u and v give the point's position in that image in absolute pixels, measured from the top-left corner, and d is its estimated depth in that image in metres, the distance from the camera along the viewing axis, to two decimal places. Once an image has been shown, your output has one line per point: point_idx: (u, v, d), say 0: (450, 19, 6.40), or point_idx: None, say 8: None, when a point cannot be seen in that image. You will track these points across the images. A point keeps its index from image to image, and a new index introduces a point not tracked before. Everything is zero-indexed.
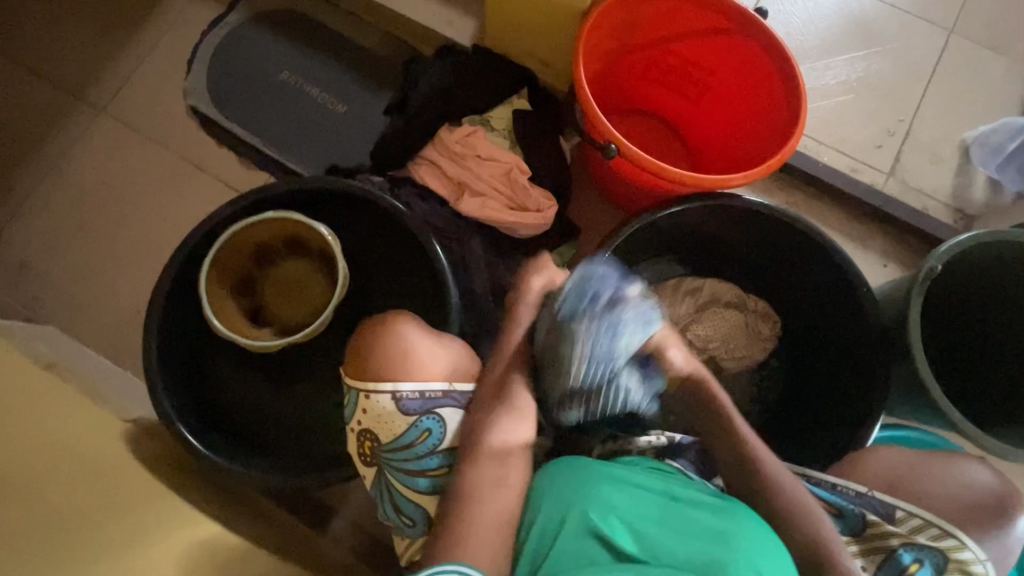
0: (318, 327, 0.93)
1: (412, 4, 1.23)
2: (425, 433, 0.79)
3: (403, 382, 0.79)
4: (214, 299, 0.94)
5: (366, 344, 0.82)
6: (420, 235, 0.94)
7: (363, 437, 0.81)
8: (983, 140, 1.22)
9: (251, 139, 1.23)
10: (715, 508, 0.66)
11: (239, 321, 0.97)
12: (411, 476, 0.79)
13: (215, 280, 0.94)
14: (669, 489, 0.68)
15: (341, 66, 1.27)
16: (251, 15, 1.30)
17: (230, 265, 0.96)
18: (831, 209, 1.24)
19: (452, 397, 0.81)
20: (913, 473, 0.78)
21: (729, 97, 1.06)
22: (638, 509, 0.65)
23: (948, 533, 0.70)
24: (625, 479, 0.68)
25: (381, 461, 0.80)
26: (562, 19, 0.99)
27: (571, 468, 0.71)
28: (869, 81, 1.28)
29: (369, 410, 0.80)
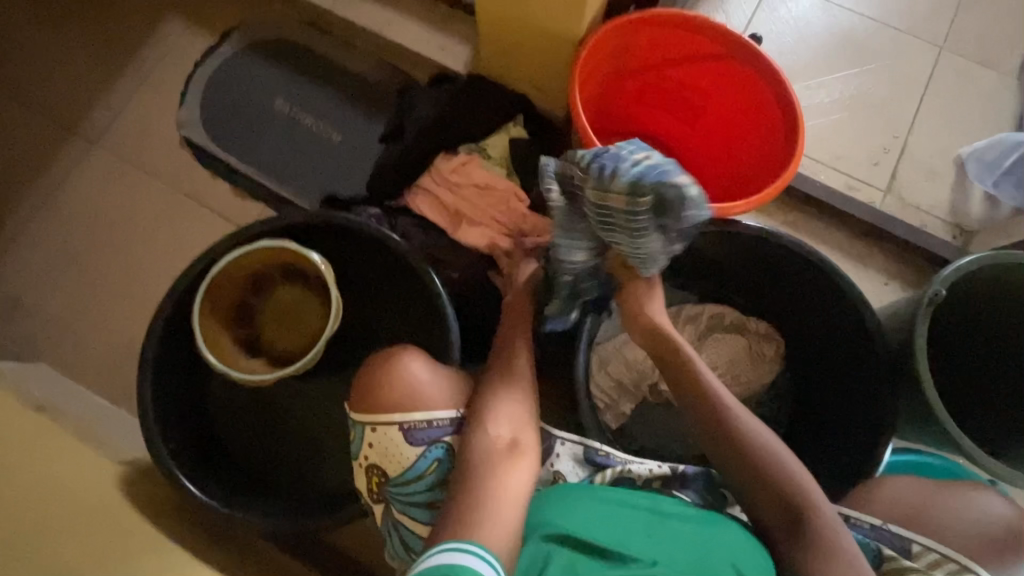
0: (310, 360, 0.90)
1: (405, 32, 1.24)
2: (433, 464, 0.76)
3: (410, 412, 0.78)
4: (207, 331, 0.92)
5: (372, 372, 0.80)
6: (417, 266, 0.93)
7: (370, 472, 0.79)
8: (979, 155, 1.21)
9: (245, 169, 1.22)
10: (701, 521, 0.69)
11: (233, 354, 0.95)
12: (419, 509, 0.77)
13: (209, 311, 0.92)
14: (652, 505, 0.71)
15: (335, 94, 1.27)
16: (244, 44, 1.30)
17: (226, 296, 0.94)
18: (830, 226, 1.24)
19: (459, 423, 0.78)
20: (927, 504, 0.76)
21: (725, 120, 1.06)
22: (627, 525, 0.67)
23: (967, 567, 0.69)
24: (611, 498, 0.70)
25: (388, 497, 0.78)
26: (557, 46, 0.99)
27: (555, 494, 0.72)
28: (862, 98, 1.28)
29: (375, 443, 0.78)
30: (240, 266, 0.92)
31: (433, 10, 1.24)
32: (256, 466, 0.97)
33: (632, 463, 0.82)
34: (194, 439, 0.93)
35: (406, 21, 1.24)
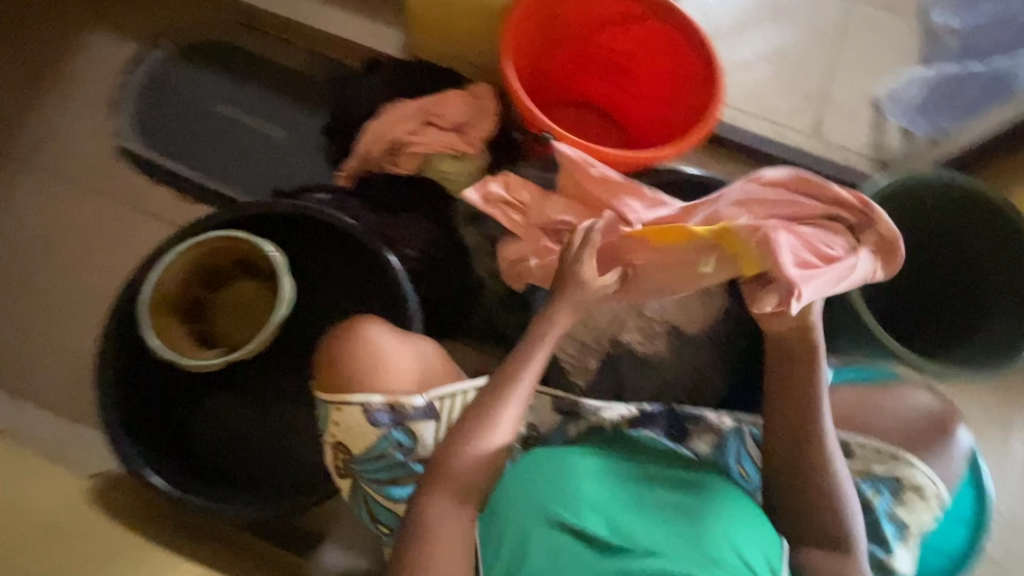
0: (265, 341, 0.92)
1: (337, 22, 1.24)
2: (395, 445, 0.80)
3: (372, 395, 0.79)
4: (160, 322, 0.92)
5: (336, 358, 0.82)
6: (373, 246, 0.95)
7: (336, 449, 0.81)
8: (891, 93, 1.30)
9: (187, 173, 1.21)
10: (683, 482, 0.73)
11: (185, 344, 0.94)
12: (382, 485, 0.81)
13: (155, 302, 0.91)
14: (639, 472, 0.74)
15: (273, 90, 1.27)
16: (173, 48, 1.28)
17: (172, 289, 0.93)
18: (764, 173, 1.31)
19: (423, 410, 0.80)
20: (863, 407, 0.84)
21: (654, 78, 1.10)
22: (614, 498, 0.71)
23: (899, 457, 0.78)
24: (599, 470, 0.73)
25: (354, 472, 0.81)
26: (486, 19, 1.01)
27: (543, 465, 0.72)
28: (783, 50, 1.36)
29: (341, 423, 0.80)
30: (186, 257, 0.92)
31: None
32: (230, 462, 0.98)
33: (602, 409, 0.85)
34: (163, 441, 0.93)
35: (337, 11, 1.24)
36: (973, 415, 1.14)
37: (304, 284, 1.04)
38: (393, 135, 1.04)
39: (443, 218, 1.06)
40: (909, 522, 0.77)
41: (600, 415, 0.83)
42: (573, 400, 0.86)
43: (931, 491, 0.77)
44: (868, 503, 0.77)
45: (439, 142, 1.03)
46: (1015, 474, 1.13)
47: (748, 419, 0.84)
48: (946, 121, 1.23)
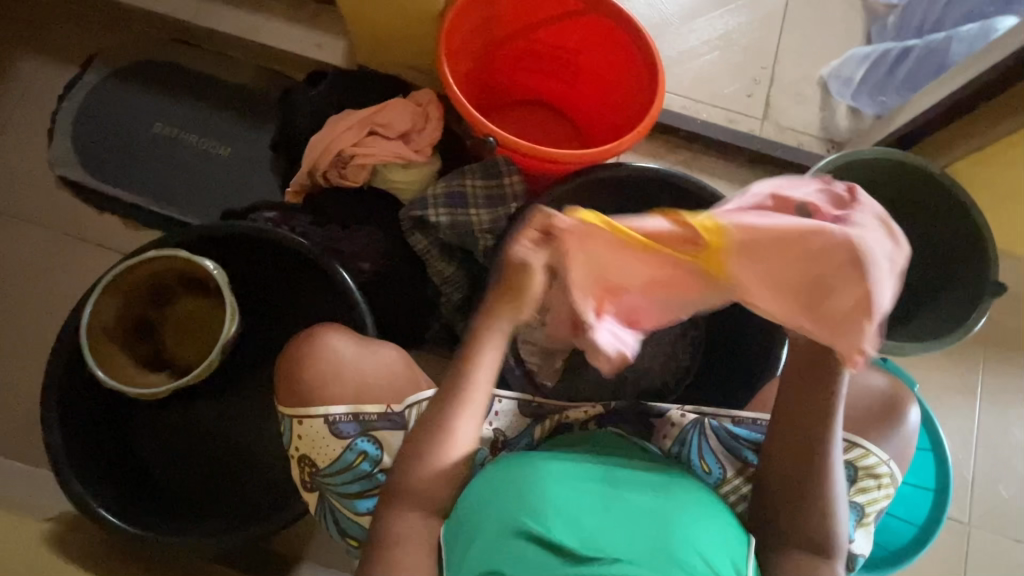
0: (208, 368, 0.90)
1: (275, 33, 1.21)
2: (362, 455, 0.78)
3: (334, 405, 0.78)
4: (100, 351, 0.90)
5: (292, 371, 0.80)
6: (323, 262, 0.93)
7: (302, 462, 0.79)
8: (836, 73, 1.31)
9: (131, 199, 1.17)
10: (656, 487, 0.67)
11: (131, 370, 0.93)
12: (349, 497, 0.78)
13: (96, 329, 0.90)
14: (606, 475, 0.68)
15: (215, 108, 1.23)
16: (107, 70, 1.24)
17: (113, 313, 0.91)
18: (718, 159, 1.31)
19: (390, 419, 0.78)
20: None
21: (599, 73, 1.09)
22: (579, 502, 0.64)
23: (854, 442, 0.78)
24: (562, 473, 0.67)
25: (322, 486, 0.79)
26: (422, 23, 0.99)
27: (505, 474, 0.67)
28: (729, 35, 1.36)
29: (304, 435, 0.79)
30: (127, 280, 0.90)
31: (300, 7, 1.22)
32: (193, 491, 0.95)
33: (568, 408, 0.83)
34: (118, 476, 0.91)
35: (275, 22, 1.21)
36: (932, 384, 1.17)
37: (258, 304, 1.02)
38: (338, 148, 1.01)
39: (394, 226, 1.04)
40: (867, 505, 0.78)
41: (565, 415, 0.82)
42: (537, 401, 0.85)
43: (886, 474, 0.78)
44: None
45: (388, 150, 1.01)
46: (975, 438, 1.16)
47: (709, 411, 0.81)
48: (887, 98, 1.26)
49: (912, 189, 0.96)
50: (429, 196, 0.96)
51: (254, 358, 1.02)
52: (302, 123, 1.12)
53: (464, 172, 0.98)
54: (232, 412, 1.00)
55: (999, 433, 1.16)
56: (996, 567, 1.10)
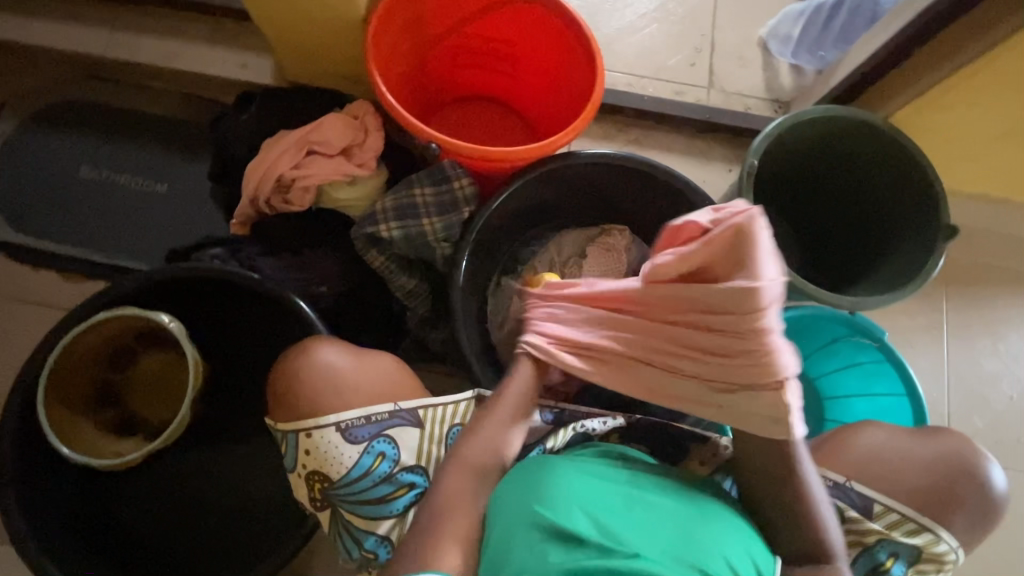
0: (181, 423, 0.86)
1: (196, 57, 1.14)
2: (380, 457, 0.74)
3: (344, 411, 0.75)
4: (61, 425, 0.85)
5: (292, 381, 0.77)
6: (280, 295, 0.88)
7: (312, 480, 0.75)
8: (774, 32, 1.30)
9: (66, 250, 1.11)
10: (677, 495, 0.67)
11: (100, 440, 0.89)
12: (367, 504, 0.74)
13: (57, 402, 0.85)
14: (634, 479, 0.68)
15: (144, 143, 1.17)
16: (21, 117, 1.17)
17: (74, 384, 0.87)
18: (669, 131, 1.30)
19: (401, 417, 0.76)
20: (901, 458, 0.82)
21: (538, 61, 1.06)
22: (604, 501, 0.64)
23: (925, 527, 0.78)
24: (587, 473, 0.66)
25: (334, 500, 0.75)
26: (347, 30, 0.95)
27: (530, 470, 0.67)
28: (665, 6, 1.34)
29: (313, 450, 0.74)
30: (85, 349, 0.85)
31: (219, 28, 1.16)
32: (179, 547, 0.92)
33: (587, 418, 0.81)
34: (91, 547, 0.86)
35: (194, 46, 1.15)
36: (900, 328, 1.20)
37: (219, 344, 0.98)
38: (281, 171, 0.96)
39: (349, 247, 1.01)
40: None
41: (586, 426, 0.80)
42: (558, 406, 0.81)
43: (949, 561, 0.79)
44: (884, 569, 0.78)
45: (336, 168, 0.97)
46: (946, 375, 1.19)
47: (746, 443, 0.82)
48: (825, 53, 1.26)
49: (912, 210, 0.95)
50: (378, 212, 0.93)
51: (221, 400, 0.98)
52: (237, 150, 1.07)
53: (413, 181, 0.94)
54: (207, 459, 0.97)
55: (969, 366, 1.20)
56: None
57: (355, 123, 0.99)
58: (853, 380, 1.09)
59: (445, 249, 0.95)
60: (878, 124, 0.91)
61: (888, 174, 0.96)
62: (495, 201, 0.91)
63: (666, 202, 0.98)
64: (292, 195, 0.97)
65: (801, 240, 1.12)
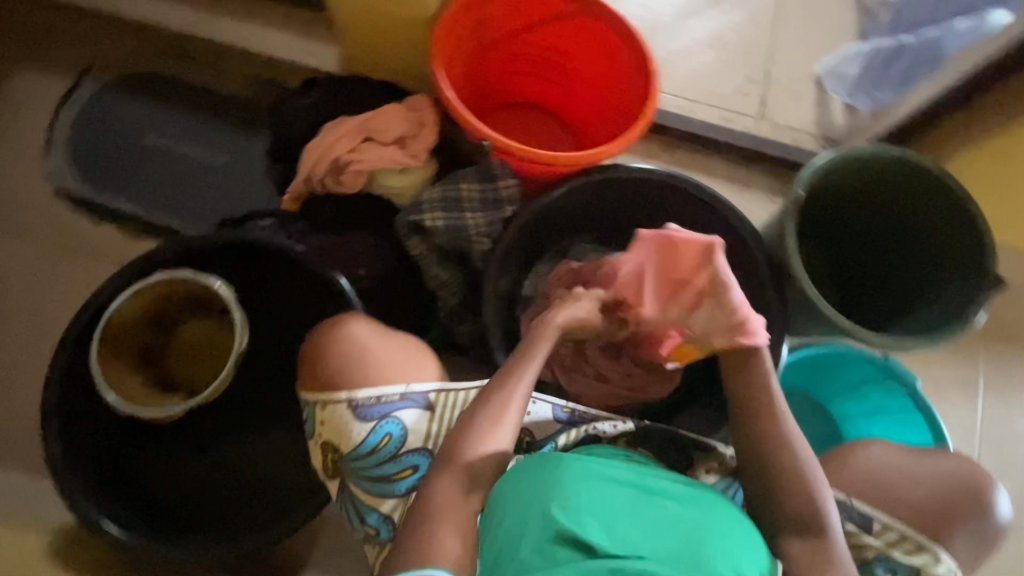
0: (220, 385, 0.90)
1: (269, 41, 1.21)
2: (387, 437, 0.75)
3: (357, 389, 0.76)
4: (108, 373, 0.89)
5: (318, 355, 0.79)
6: (323, 271, 0.92)
7: (324, 449, 0.77)
8: (831, 70, 1.30)
9: (128, 209, 1.18)
10: (689, 500, 0.66)
11: (141, 393, 0.92)
12: (373, 481, 0.76)
13: (108, 352, 0.89)
14: (642, 481, 0.67)
15: (210, 117, 1.23)
16: (103, 81, 1.25)
17: (126, 337, 0.92)
18: (714, 158, 1.31)
19: (411, 399, 0.77)
20: (901, 473, 0.82)
21: (594, 75, 1.09)
22: (613, 503, 0.63)
23: (924, 546, 0.76)
24: (597, 473, 0.66)
25: (343, 471, 0.77)
26: (415, 27, 0.99)
27: (540, 466, 0.66)
28: (722, 34, 1.36)
29: (327, 421, 0.77)
30: (135, 305, 0.90)
31: (294, 16, 1.22)
32: (195, 503, 0.95)
33: (599, 421, 0.83)
34: (119, 490, 0.91)
35: (269, 31, 1.21)
36: (933, 379, 1.17)
37: (257, 312, 1.02)
38: (335, 154, 1.00)
39: (392, 233, 1.04)
40: None
41: (597, 428, 0.81)
42: (576, 409, 0.84)
43: None
44: None
45: (385, 157, 1.00)
46: (977, 433, 1.15)
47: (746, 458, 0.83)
48: (882, 94, 1.25)
49: (954, 247, 0.93)
50: (425, 202, 0.97)
51: (252, 367, 1.02)
52: (298, 131, 1.13)
53: (459, 177, 0.97)
54: (231, 422, 1.00)
55: (1003, 426, 1.16)
56: (1005, 565, 1.09)
57: (402, 113, 1.02)
58: (880, 425, 1.07)
59: (483, 245, 0.97)
60: (927, 168, 0.91)
61: (931, 212, 0.95)
62: (540, 203, 0.94)
63: (706, 223, 0.99)
64: (346, 176, 1.01)
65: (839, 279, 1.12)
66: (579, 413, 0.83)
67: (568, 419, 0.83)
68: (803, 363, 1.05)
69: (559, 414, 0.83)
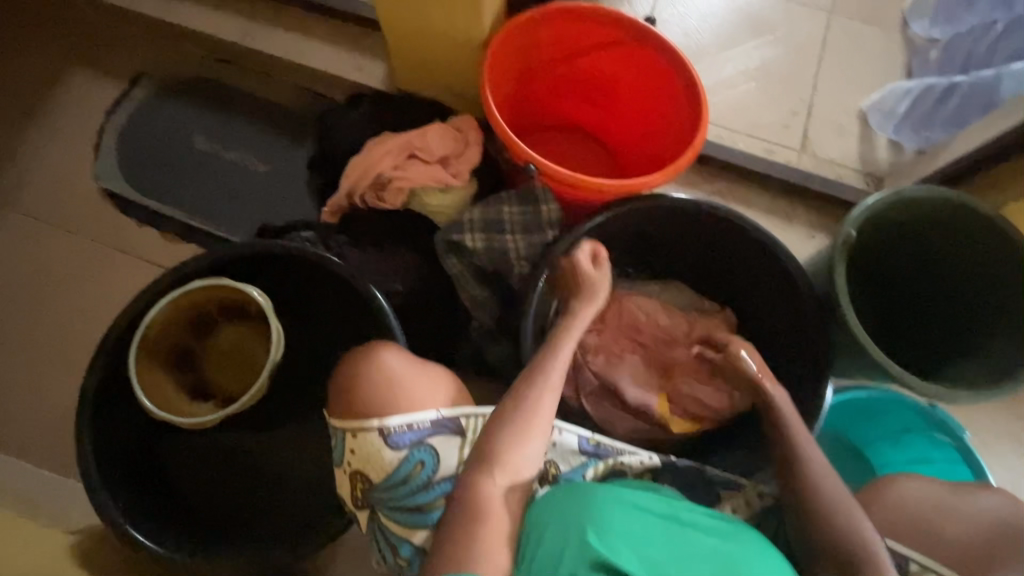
0: (255, 393, 0.89)
1: (318, 55, 1.23)
2: (419, 465, 0.74)
3: (387, 417, 0.75)
4: (143, 378, 0.90)
5: (349, 382, 0.79)
6: (362, 287, 0.92)
7: (353, 479, 0.76)
8: (877, 105, 1.29)
9: (170, 212, 1.20)
10: (722, 534, 0.64)
11: (175, 399, 0.92)
12: (405, 511, 0.74)
13: (145, 356, 0.90)
14: (673, 513, 0.66)
15: (255, 126, 1.26)
16: (154, 86, 1.28)
17: (162, 343, 0.92)
18: (755, 189, 1.29)
19: (442, 424, 0.76)
20: (937, 508, 0.79)
21: (641, 102, 1.09)
22: (647, 533, 0.62)
23: None
24: (627, 501, 0.65)
25: (375, 501, 0.75)
26: (466, 49, 1.00)
27: (570, 493, 0.65)
28: (766, 65, 1.35)
29: (357, 449, 0.75)
30: (174, 310, 0.90)
31: (343, 31, 1.24)
32: (218, 512, 0.94)
33: (624, 454, 0.82)
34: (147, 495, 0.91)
35: (318, 45, 1.24)
36: (978, 429, 1.12)
37: (291, 322, 1.02)
38: (377, 171, 1.01)
39: (430, 250, 1.04)
40: None
41: (622, 461, 0.80)
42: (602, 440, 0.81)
43: None
44: None
45: (425, 176, 1.01)
46: None
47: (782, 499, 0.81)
48: (932, 133, 1.22)
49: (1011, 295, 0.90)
50: (465, 223, 0.97)
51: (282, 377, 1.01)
52: (341, 144, 1.14)
53: (503, 199, 0.97)
54: (258, 432, 1.00)
55: None
56: None
57: (444, 134, 1.03)
58: None
59: (523, 269, 0.97)
60: (985, 212, 0.88)
61: (988, 258, 0.92)
62: (581, 229, 0.92)
63: (750, 257, 0.97)
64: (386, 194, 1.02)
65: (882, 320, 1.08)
66: (604, 446, 0.81)
67: (592, 451, 0.80)
68: (842, 403, 1.02)
69: (585, 446, 0.80)
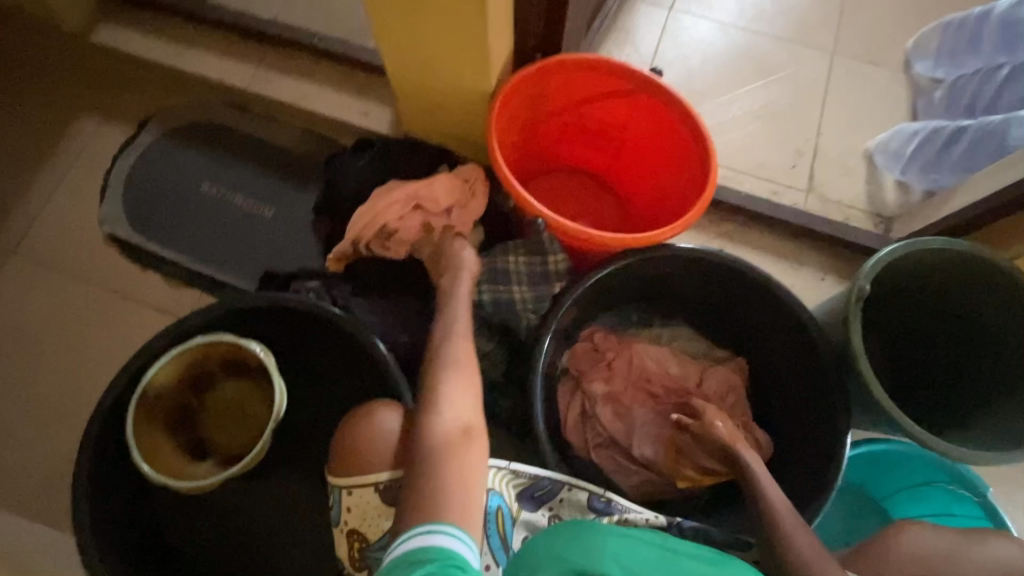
0: (255, 457, 0.87)
1: (325, 101, 1.24)
2: None
3: (382, 474, 0.74)
4: (142, 439, 0.88)
5: (348, 441, 0.77)
6: (367, 342, 0.90)
7: (350, 539, 0.75)
8: (883, 146, 1.29)
9: (175, 258, 1.19)
10: (724, 567, 0.56)
11: (174, 460, 0.90)
12: None
13: (144, 416, 0.88)
14: (666, 542, 0.58)
15: (261, 170, 1.26)
16: (161, 130, 1.28)
17: (163, 401, 0.90)
18: (763, 230, 1.28)
19: None
20: (952, 562, 0.77)
21: (647, 147, 1.09)
22: (635, 564, 0.54)
23: None
24: (614, 532, 0.57)
25: (371, 562, 0.75)
26: (473, 99, 1.00)
27: (555, 535, 0.59)
28: (770, 106, 1.35)
29: (353, 506, 0.75)
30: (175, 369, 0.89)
31: (350, 77, 1.26)
32: None
33: (630, 510, 0.79)
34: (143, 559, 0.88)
35: (325, 90, 1.25)
36: (1000, 479, 1.09)
37: (294, 373, 1.01)
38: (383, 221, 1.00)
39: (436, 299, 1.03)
40: None
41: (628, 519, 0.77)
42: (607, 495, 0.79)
43: None
44: None
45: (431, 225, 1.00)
46: None
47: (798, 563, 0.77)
48: (940, 175, 1.22)
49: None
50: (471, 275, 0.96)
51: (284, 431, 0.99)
52: (347, 190, 1.14)
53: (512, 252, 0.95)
54: (259, 488, 0.97)
55: None
56: None
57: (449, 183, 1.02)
58: None
59: (530, 320, 0.96)
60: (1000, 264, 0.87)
61: (1004, 309, 0.90)
62: (588, 280, 0.91)
63: (761, 307, 0.96)
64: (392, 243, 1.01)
65: (897, 368, 1.06)
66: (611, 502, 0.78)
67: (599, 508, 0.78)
68: (856, 455, 0.99)
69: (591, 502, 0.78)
